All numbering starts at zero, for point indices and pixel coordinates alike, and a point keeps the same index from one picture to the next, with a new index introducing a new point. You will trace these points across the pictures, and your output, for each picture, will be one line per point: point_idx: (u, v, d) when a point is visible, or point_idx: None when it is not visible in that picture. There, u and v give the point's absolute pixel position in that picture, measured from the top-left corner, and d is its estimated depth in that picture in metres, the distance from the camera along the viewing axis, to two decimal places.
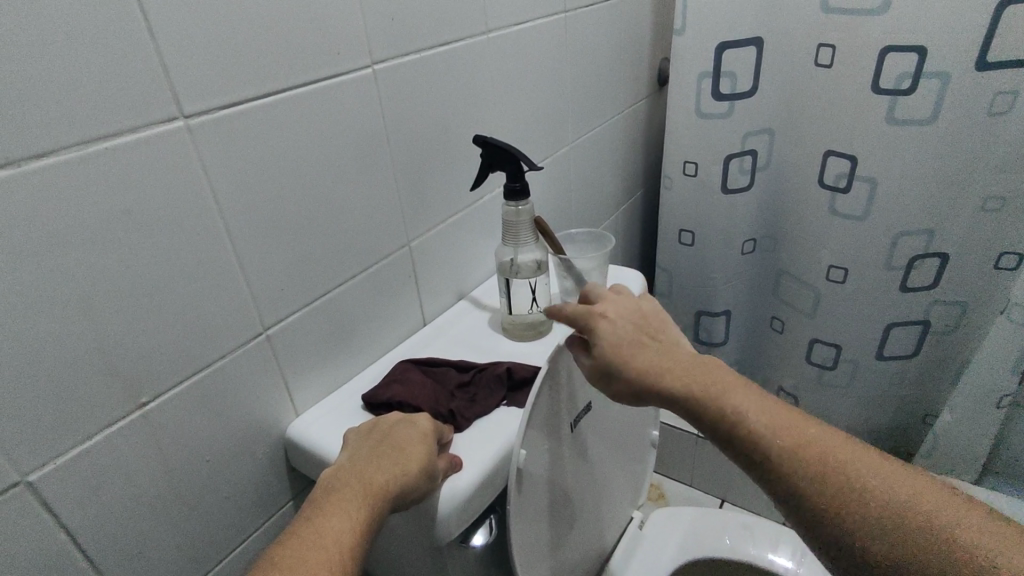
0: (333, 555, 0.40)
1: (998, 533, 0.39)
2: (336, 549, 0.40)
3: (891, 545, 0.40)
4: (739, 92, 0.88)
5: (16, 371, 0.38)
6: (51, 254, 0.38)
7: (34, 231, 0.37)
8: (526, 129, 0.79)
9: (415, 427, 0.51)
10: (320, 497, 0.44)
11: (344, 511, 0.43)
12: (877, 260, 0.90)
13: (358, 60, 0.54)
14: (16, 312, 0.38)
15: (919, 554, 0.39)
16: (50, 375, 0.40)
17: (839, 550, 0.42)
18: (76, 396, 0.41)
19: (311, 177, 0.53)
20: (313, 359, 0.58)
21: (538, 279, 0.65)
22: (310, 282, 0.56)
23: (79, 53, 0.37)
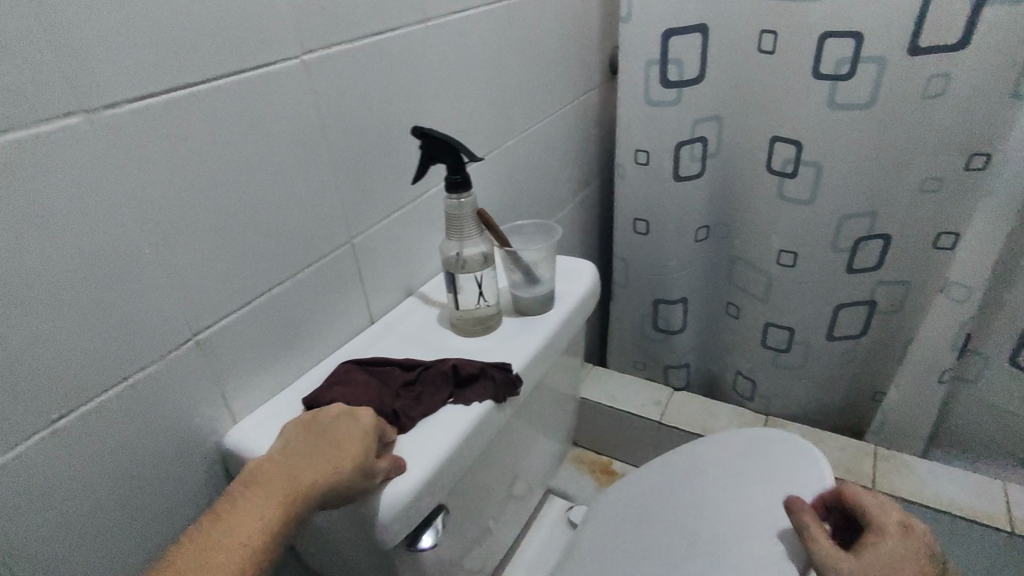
0: (236, 556, 0.42)
1: None
2: (237, 553, 0.42)
3: None
4: (687, 79, 0.88)
5: None
6: None
7: None
8: (471, 120, 0.77)
9: (362, 423, 0.49)
10: (241, 490, 0.45)
11: (259, 510, 0.44)
12: (824, 243, 0.92)
13: (285, 51, 0.52)
14: None
15: None
16: None
17: None
18: None
19: (240, 174, 0.51)
20: (251, 363, 0.56)
21: (485, 273, 0.64)
22: (245, 283, 0.53)
23: None
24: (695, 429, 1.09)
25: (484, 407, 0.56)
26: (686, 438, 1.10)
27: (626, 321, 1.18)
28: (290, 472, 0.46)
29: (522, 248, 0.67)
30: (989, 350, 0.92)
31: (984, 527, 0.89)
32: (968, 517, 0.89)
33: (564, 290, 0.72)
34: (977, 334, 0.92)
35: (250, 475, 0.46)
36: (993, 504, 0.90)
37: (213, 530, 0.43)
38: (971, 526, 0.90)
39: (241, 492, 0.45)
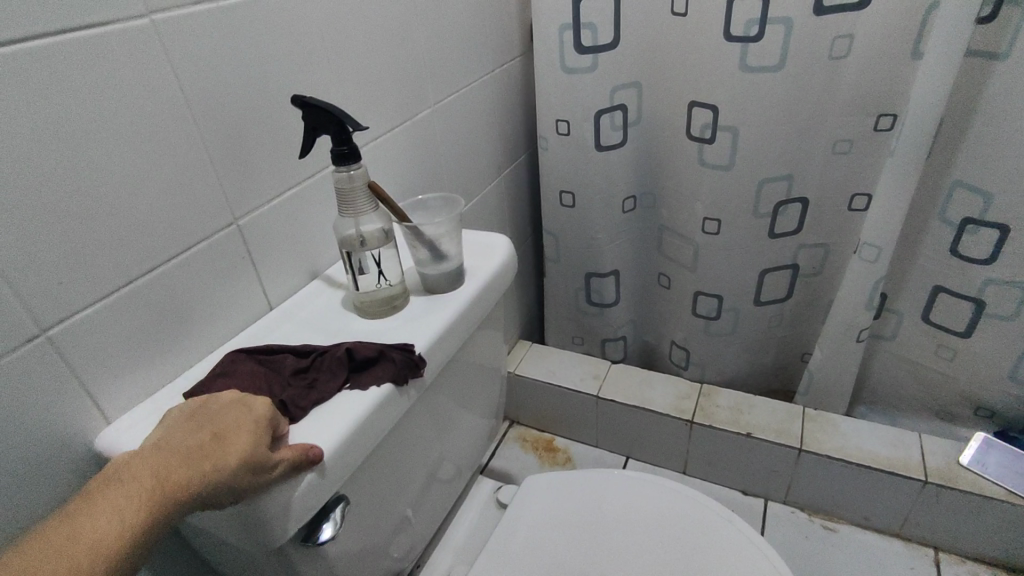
0: (86, 557, 0.36)
1: None
2: (87, 553, 0.37)
3: None
4: (602, 44, 0.85)
5: None
6: None
7: None
8: (372, 90, 0.73)
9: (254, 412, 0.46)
10: (106, 482, 0.40)
11: (122, 505, 0.39)
12: (746, 209, 0.92)
13: (128, 7, 0.47)
14: None
15: None
16: None
17: None
18: None
19: (85, 148, 0.46)
20: (120, 360, 0.51)
21: (383, 252, 0.60)
22: (99, 271, 0.48)
23: None
24: (630, 401, 1.09)
25: (382, 392, 0.53)
26: (621, 410, 1.11)
27: (559, 296, 1.17)
28: (164, 463, 0.41)
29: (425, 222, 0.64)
30: (902, 307, 0.95)
31: (900, 477, 0.92)
32: (887, 470, 0.92)
33: (475, 264, 0.69)
34: (891, 293, 0.95)
35: (122, 465, 0.41)
36: (910, 454, 0.93)
37: (73, 529, 0.37)
38: (887, 476, 0.93)
39: (106, 484, 0.40)
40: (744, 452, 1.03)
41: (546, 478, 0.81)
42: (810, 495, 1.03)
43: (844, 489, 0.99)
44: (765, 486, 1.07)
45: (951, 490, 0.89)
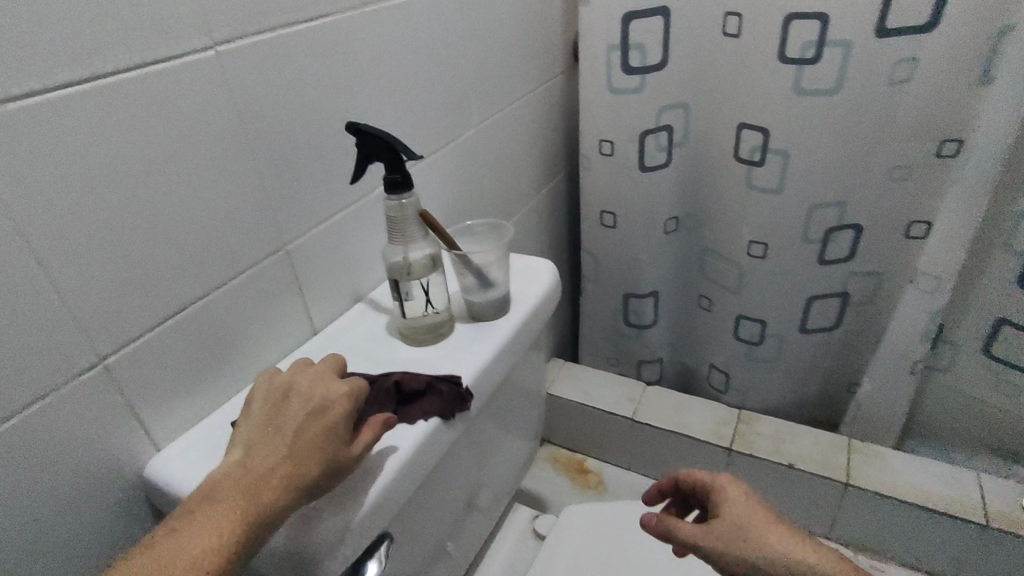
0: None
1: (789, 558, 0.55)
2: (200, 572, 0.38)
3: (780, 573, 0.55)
4: (649, 65, 0.84)
5: None
6: None
7: None
8: (420, 112, 0.73)
9: (328, 395, 0.47)
10: (199, 505, 0.41)
11: (220, 522, 0.40)
12: (795, 234, 0.89)
13: (189, 42, 0.47)
14: None
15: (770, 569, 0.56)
16: None
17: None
18: None
19: (146, 180, 0.47)
20: (172, 386, 0.52)
21: (431, 279, 0.59)
22: (155, 299, 0.49)
23: None
24: (668, 425, 1.07)
25: (429, 427, 0.52)
26: (658, 435, 1.08)
27: (596, 316, 1.15)
28: (250, 477, 0.42)
29: (472, 249, 0.63)
30: (959, 338, 0.90)
31: (957, 518, 0.88)
32: (942, 509, 0.88)
33: (520, 291, 0.68)
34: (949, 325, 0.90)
35: (211, 487, 0.42)
36: (967, 493, 0.89)
37: (181, 553, 0.39)
38: (940, 516, 0.89)
39: (199, 506, 0.41)
40: (787, 484, 1.00)
41: (587, 507, 0.79)
42: (856, 531, 0.99)
43: (893, 527, 0.94)
44: (807, 519, 1.03)
45: (1011, 535, 0.84)
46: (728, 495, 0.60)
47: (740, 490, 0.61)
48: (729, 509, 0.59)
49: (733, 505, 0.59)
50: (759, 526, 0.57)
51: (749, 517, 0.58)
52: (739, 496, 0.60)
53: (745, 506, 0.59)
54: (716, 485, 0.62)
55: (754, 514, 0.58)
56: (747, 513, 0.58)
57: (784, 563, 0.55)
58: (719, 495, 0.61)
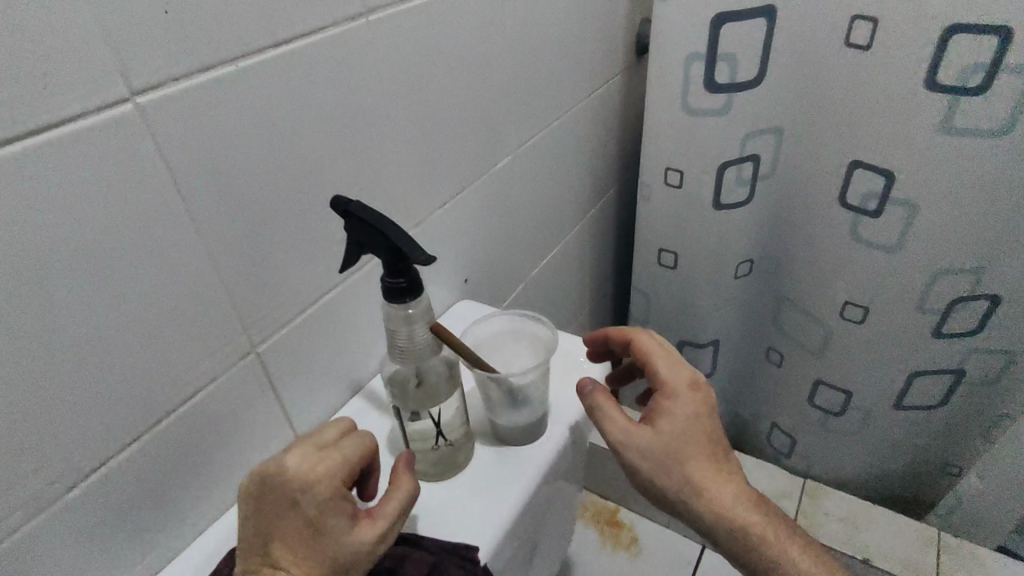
0: None
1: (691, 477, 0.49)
2: None
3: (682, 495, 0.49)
4: (741, 81, 0.64)
5: None
6: None
7: None
8: (438, 146, 0.57)
9: (293, 477, 0.35)
10: None
11: None
12: (907, 300, 0.71)
13: (98, 98, 0.31)
14: None
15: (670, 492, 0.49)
16: None
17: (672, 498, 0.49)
18: None
19: (30, 306, 0.32)
20: (88, 559, 0.38)
21: (444, 404, 0.45)
22: (60, 460, 0.35)
23: None
24: None
25: None
26: None
27: None
28: None
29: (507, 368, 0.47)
30: None
31: None
32: None
33: (561, 394, 0.54)
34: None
35: None
36: None
37: None
38: None
39: None
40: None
41: None
42: None
43: None
44: None
45: None
46: (677, 410, 0.48)
47: (699, 408, 0.49)
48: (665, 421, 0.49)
49: (678, 423, 0.48)
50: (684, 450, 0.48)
51: (686, 442, 0.48)
52: (691, 414, 0.49)
53: (691, 426, 0.49)
54: (670, 391, 0.49)
55: (694, 439, 0.49)
56: (685, 439, 0.48)
57: (695, 497, 0.49)
58: (667, 402, 0.49)
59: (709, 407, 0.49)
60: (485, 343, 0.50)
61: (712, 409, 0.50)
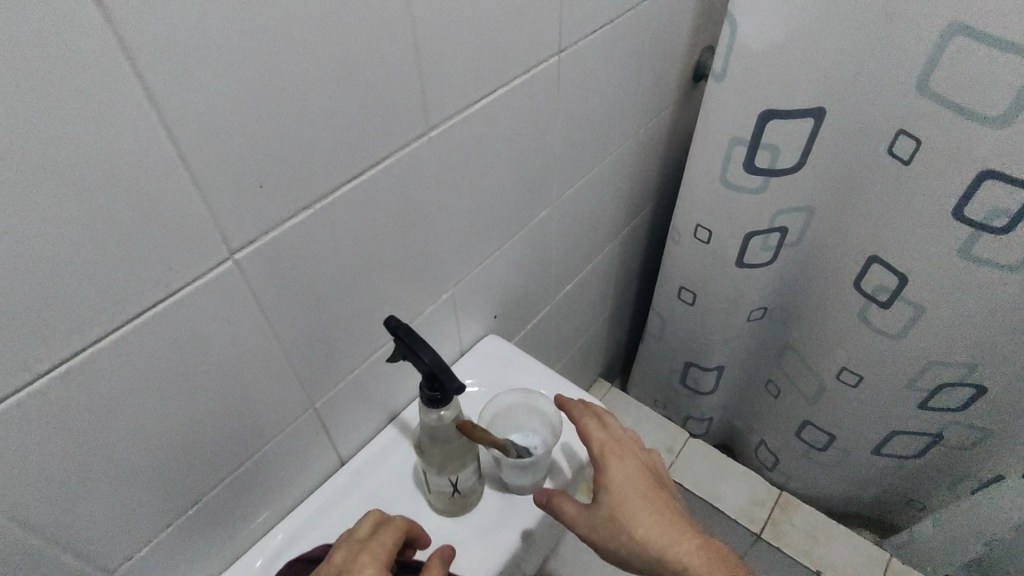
0: None
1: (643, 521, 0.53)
2: None
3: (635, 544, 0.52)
4: (779, 168, 0.66)
5: None
6: None
7: None
8: (480, 216, 0.62)
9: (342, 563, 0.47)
10: None
11: None
12: (900, 378, 0.76)
13: (203, 264, 0.39)
14: None
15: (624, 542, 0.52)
16: None
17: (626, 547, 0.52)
18: None
19: (154, 414, 0.42)
20: (188, 561, 0.51)
21: (462, 471, 0.54)
22: (171, 505, 0.47)
23: None
24: (699, 491, 1.05)
25: None
26: (690, 498, 1.06)
27: (651, 366, 1.08)
28: None
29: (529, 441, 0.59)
30: None
31: None
32: None
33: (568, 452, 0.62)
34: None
35: None
36: None
37: None
38: None
39: None
40: None
41: None
42: None
43: None
44: None
45: None
46: (611, 476, 0.54)
47: (630, 466, 0.55)
48: (613, 472, 0.54)
49: (616, 485, 0.53)
50: (630, 497, 0.53)
51: (628, 501, 0.53)
52: (626, 474, 0.54)
53: (629, 485, 0.54)
54: (602, 457, 0.55)
55: (635, 497, 0.53)
56: (627, 499, 0.53)
57: (660, 555, 0.52)
58: (601, 473, 0.54)
59: (640, 468, 0.55)
60: (498, 412, 0.61)
61: (644, 470, 0.55)
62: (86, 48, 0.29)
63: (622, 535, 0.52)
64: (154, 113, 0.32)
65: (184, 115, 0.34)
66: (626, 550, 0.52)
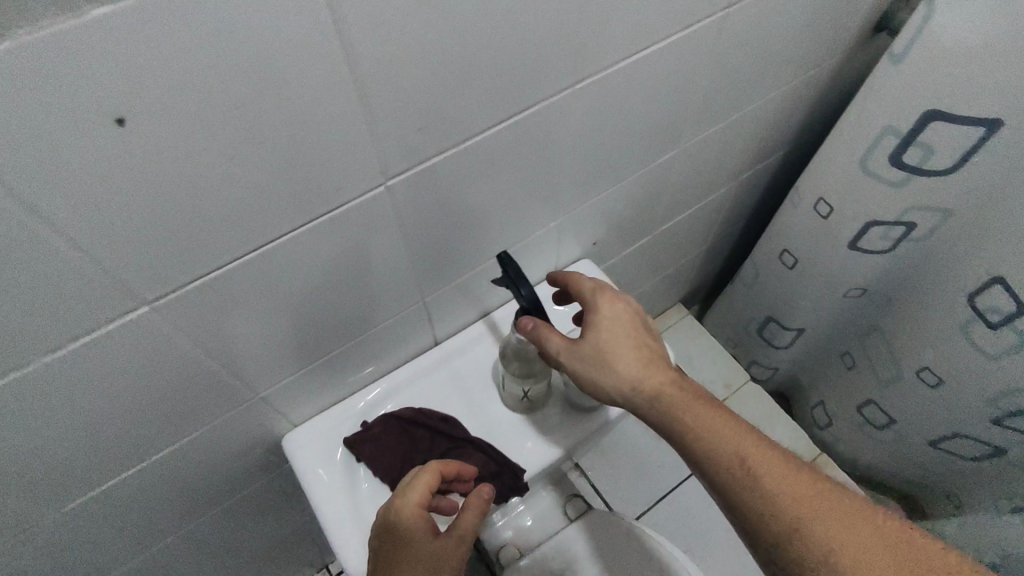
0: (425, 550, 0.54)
1: (625, 355, 0.54)
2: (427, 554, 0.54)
3: (612, 377, 0.54)
4: (927, 168, 0.64)
5: (56, 467, 0.50)
6: (58, 415, 0.45)
7: (38, 407, 0.43)
8: (606, 156, 0.65)
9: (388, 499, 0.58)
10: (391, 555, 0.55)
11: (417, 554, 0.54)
12: (981, 393, 0.76)
13: (362, 185, 0.47)
14: (42, 445, 0.47)
15: (601, 375, 0.54)
16: (66, 467, 0.50)
17: (604, 380, 0.54)
18: (88, 471, 0.52)
19: (309, 289, 0.53)
20: (311, 393, 0.65)
21: (534, 383, 0.63)
22: (308, 353, 0.60)
23: (37, 296, 0.37)
24: None
25: None
26: None
27: (733, 308, 1.11)
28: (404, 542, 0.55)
29: None
30: None
31: None
32: None
33: None
34: None
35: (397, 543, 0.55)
36: None
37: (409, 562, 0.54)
38: None
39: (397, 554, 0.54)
40: None
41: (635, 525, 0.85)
42: None
43: None
44: None
45: None
46: (599, 313, 0.55)
47: (620, 311, 0.55)
48: (603, 311, 0.55)
49: (603, 326, 0.54)
50: (614, 335, 0.54)
51: (612, 342, 0.54)
52: (614, 318, 0.55)
53: (616, 327, 0.55)
54: (594, 301, 0.56)
55: (620, 339, 0.54)
56: (611, 337, 0.54)
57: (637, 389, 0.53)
58: (590, 310, 0.56)
59: (632, 315, 0.56)
60: None
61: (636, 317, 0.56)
62: (307, 28, 0.34)
63: (602, 368, 0.54)
64: (348, 69, 0.38)
65: (371, 71, 0.39)
66: (606, 384, 0.54)
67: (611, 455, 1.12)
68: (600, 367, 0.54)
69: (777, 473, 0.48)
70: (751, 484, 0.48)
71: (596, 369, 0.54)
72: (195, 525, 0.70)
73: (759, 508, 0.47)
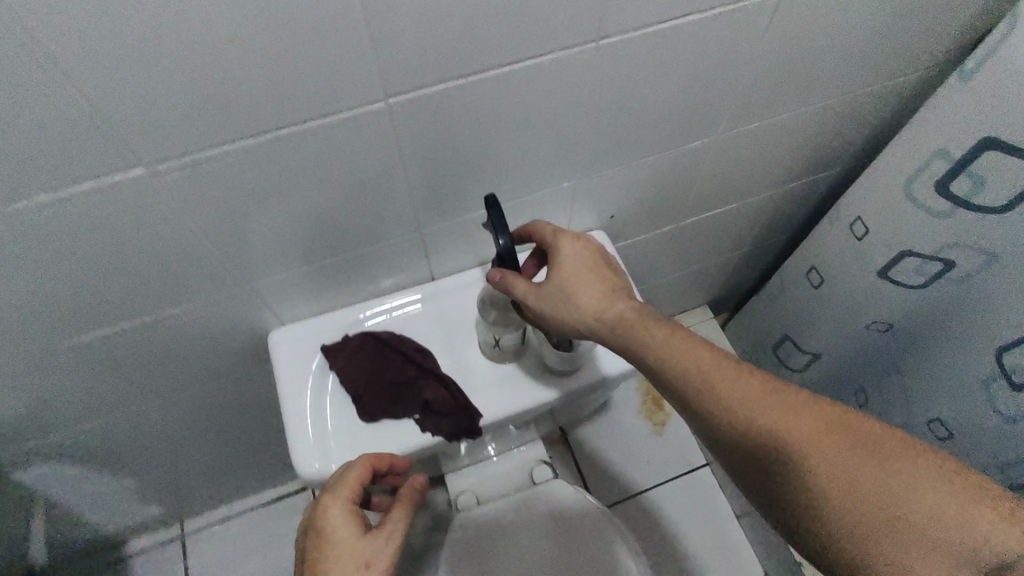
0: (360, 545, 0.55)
1: (588, 290, 0.54)
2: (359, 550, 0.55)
3: (576, 313, 0.54)
4: (980, 205, 0.59)
5: (57, 305, 0.55)
6: (60, 254, 0.50)
7: (42, 242, 0.48)
8: (631, 126, 0.63)
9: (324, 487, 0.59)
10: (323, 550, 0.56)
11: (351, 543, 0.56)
12: (987, 456, 0.70)
13: (365, 98, 0.48)
14: (45, 280, 0.51)
15: (565, 312, 0.54)
16: (68, 307, 0.55)
17: (568, 316, 0.54)
18: (87, 317, 0.57)
19: (306, 193, 0.55)
20: (302, 297, 0.69)
21: (507, 332, 0.64)
22: (302, 257, 0.62)
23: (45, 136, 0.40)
24: None
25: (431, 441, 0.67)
26: None
27: (755, 320, 1.07)
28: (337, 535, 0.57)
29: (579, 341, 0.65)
30: None
31: None
32: None
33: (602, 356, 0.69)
34: None
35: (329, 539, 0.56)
36: None
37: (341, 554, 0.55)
38: None
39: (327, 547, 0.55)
40: None
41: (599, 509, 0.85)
42: None
43: None
44: None
45: None
46: (562, 250, 0.55)
47: (582, 248, 0.56)
48: (565, 249, 0.55)
49: (565, 263, 0.55)
50: (576, 272, 0.54)
51: (575, 276, 0.54)
52: (576, 254, 0.55)
53: (578, 263, 0.55)
54: (556, 241, 0.56)
55: (582, 275, 0.54)
56: (574, 272, 0.54)
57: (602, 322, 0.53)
58: (554, 248, 0.56)
59: (591, 251, 0.56)
60: None
61: (595, 254, 0.56)
62: None
63: (566, 305, 0.54)
64: None
65: None
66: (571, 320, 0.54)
67: (598, 436, 1.12)
68: (565, 305, 0.54)
69: (733, 380, 0.48)
70: (714, 400, 0.48)
71: (560, 306, 0.54)
72: (184, 395, 0.76)
73: (726, 421, 0.48)
